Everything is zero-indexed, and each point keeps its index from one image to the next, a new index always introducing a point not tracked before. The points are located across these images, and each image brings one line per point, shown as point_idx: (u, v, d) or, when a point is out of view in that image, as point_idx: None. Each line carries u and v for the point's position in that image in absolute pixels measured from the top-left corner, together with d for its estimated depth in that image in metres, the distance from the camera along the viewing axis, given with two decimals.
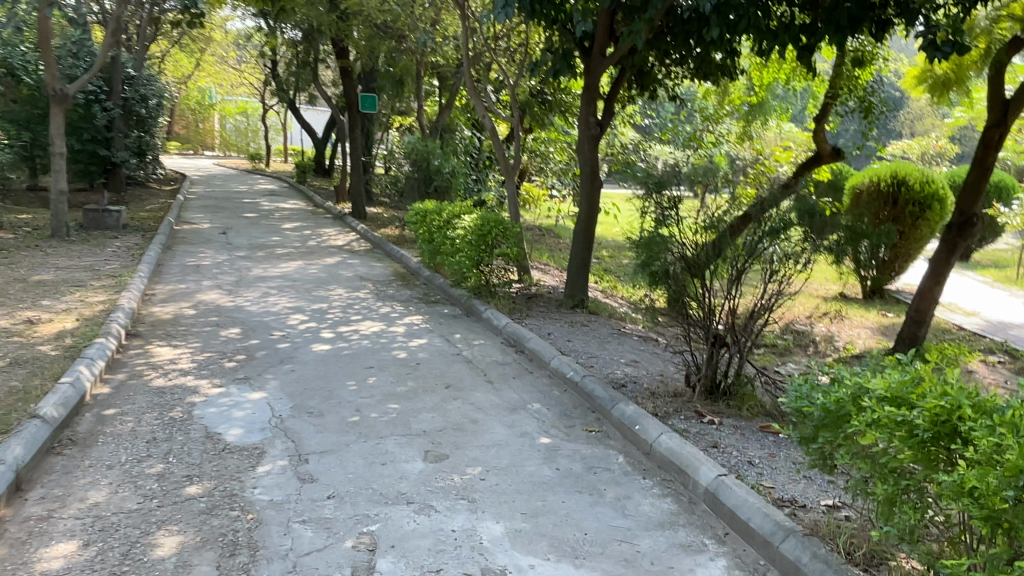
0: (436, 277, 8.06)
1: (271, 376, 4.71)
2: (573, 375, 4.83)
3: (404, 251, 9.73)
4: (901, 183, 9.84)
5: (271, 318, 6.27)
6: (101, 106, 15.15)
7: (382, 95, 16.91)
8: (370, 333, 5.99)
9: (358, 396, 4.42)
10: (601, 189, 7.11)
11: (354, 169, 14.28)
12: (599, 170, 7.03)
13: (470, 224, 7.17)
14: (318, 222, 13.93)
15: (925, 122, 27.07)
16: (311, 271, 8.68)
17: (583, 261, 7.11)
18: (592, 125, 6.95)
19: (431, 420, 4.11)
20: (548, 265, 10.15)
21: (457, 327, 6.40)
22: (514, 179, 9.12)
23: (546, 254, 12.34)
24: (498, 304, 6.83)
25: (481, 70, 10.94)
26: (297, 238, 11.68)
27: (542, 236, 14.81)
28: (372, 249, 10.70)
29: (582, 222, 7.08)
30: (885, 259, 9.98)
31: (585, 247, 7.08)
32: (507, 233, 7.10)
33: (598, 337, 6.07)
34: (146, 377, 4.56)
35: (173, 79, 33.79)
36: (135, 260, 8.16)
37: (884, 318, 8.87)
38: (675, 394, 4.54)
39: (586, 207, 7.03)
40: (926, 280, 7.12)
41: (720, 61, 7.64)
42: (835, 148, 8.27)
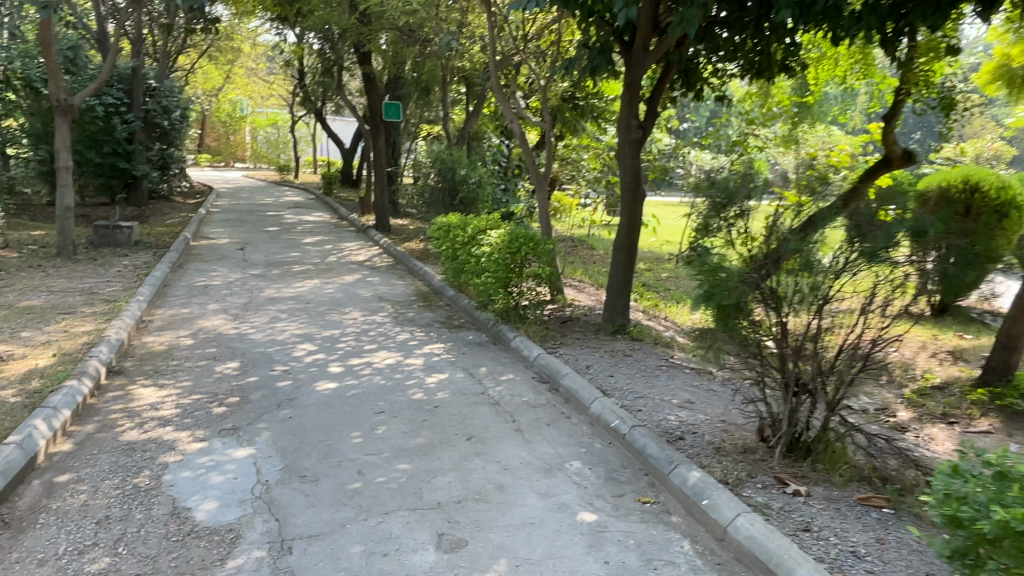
0: (460, 298, 7.35)
1: (263, 425, 4.03)
2: (618, 424, 4.07)
3: (428, 268, 9.06)
4: (975, 189, 8.91)
5: (276, 348, 5.61)
6: (121, 118, 14.83)
7: (408, 103, 16.38)
8: (384, 366, 5.28)
9: (362, 452, 3.70)
10: (644, 199, 6.29)
11: (379, 180, 13.70)
12: (642, 176, 6.24)
13: (498, 240, 6.45)
14: (341, 235, 13.38)
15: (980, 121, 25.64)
16: (327, 290, 8.04)
17: (625, 282, 6.32)
18: (632, 128, 6.18)
19: (449, 487, 3.37)
20: (583, 281, 9.38)
21: (483, 358, 5.67)
22: (547, 186, 8.30)
23: (579, 267, 11.59)
24: (530, 330, 6.07)
25: (510, 73, 10.29)
26: (317, 252, 11.11)
27: (576, 248, 14.03)
28: (395, 265, 10.06)
29: (623, 237, 6.29)
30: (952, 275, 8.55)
31: (627, 265, 6.29)
32: (538, 250, 6.36)
33: (644, 371, 5.30)
34: (117, 429, 3.90)
35: (203, 92, 33.81)
36: (138, 281, 7.60)
37: (963, 340, 7.97)
38: (745, 451, 3.77)
39: (627, 219, 6.24)
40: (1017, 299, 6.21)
41: (776, 55, 6.83)
42: (906, 151, 7.38)
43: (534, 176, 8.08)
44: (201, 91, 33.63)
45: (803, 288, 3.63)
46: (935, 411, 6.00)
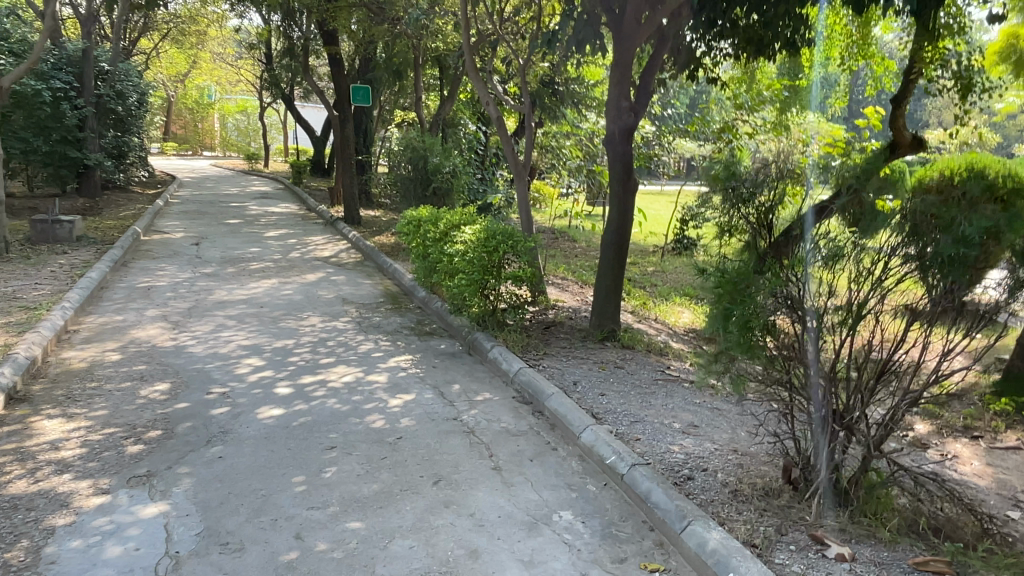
0: (432, 300, 6.65)
1: (185, 470, 3.32)
2: (614, 460, 3.41)
3: (398, 265, 8.34)
4: None
5: (216, 365, 4.88)
6: (70, 104, 13.87)
7: (379, 87, 15.55)
8: (341, 384, 4.58)
9: (303, 507, 3.01)
10: (636, 189, 5.59)
11: (347, 169, 12.91)
12: (632, 166, 5.57)
13: (472, 237, 5.74)
14: (307, 228, 12.59)
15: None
16: (285, 291, 7.30)
17: (614, 283, 5.65)
18: (624, 112, 5.49)
19: (408, 556, 2.69)
20: (567, 278, 8.73)
21: (455, 372, 4.98)
22: (525, 175, 7.33)
23: (560, 262, 10.93)
24: (510, 339, 5.38)
25: (486, 53, 9.56)
26: (279, 247, 10.33)
27: (556, 241, 13.36)
28: (363, 261, 9.32)
29: (612, 234, 5.61)
30: None
31: (616, 265, 5.64)
32: (516, 246, 5.66)
33: (638, 388, 4.64)
34: (1, 479, 3.18)
35: (167, 77, 32.51)
36: (70, 283, 6.81)
37: None
38: (768, 494, 3.15)
39: (616, 215, 5.56)
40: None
41: (779, 28, 6.18)
42: (916, 137, 6.80)
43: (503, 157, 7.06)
44: (166, 77, 32.44)
45: (831, 291, 3.02)
46: (953, 422, 5.45)
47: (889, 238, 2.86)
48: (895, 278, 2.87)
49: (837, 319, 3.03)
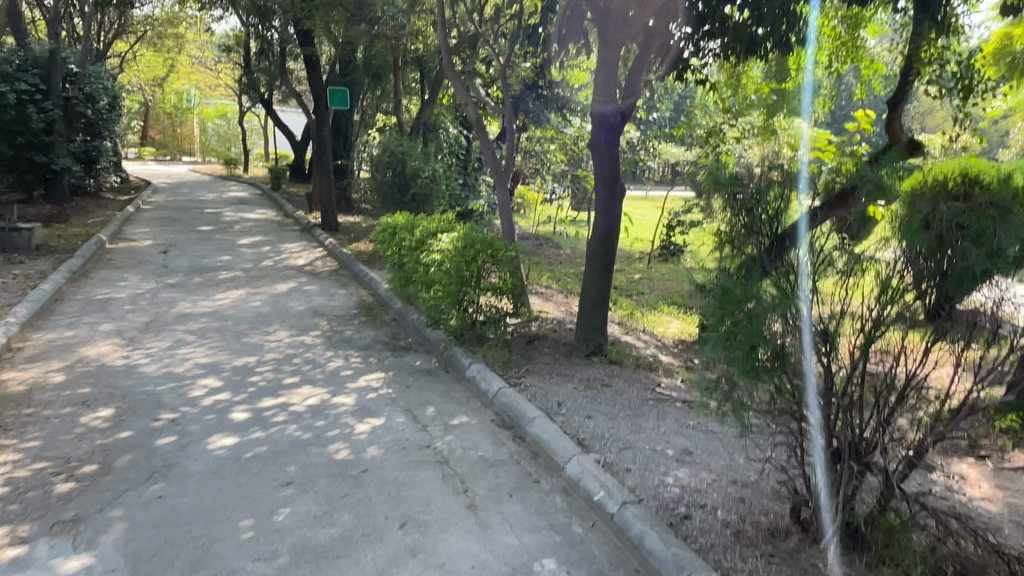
0: (408, 312, 6.29)
1: (119, 513, 2.94)
2: (602, 497, 3.08)
3: (374, 274, 7.97)
4: None
5: (169, 386, 4.49)
6: (35, 106, 13.37)
7: (359, 90, 15.16)
8: (304, 408, 4.20)
9: (249, 559, 2.65)
10: (623, 195, 5.25)
11: (324, 174, 12.51)
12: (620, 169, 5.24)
13: (449, 246, 5.38)
14: (283, 235, 12.18)
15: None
16: (254, 303, 6.91)
17: (601, 294, 5.32)
18: (610, 113, 5.15)
19: None
20: (550, 287, 8.39)
21: (431, 392, 4.63)
22: (508, 179, 6.94)
23: (544, 269, 10.61)
24: (489, 354, 5.00)
25: (466, 54, 9.22)
26: (252, 255, 9.93)
27: (539, 247, 13.03)
28: (339, 270, 8.94)
29: (598, 243, 5.28)
30: None
31: (603, 275, 5.31)
32: (496, 255, 5.30)
33: (627, 409, 4.31)
34: None
35: (143, 80, 31.85)
36: (21, 296, 6.37)
37: None
38: (774, 536, 2.85)
39: (603, 221, 5.22)
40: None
41: (772, 26, 5.89)
42: (912, 140, 6.53)
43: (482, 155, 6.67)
44: (143, 81, 31.80)
45: (844, 308, 2.72)
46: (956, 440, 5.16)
47: (896, 246, 2.56)
48: (911, 293, 2.54)
49: (853, 339, 2.71)
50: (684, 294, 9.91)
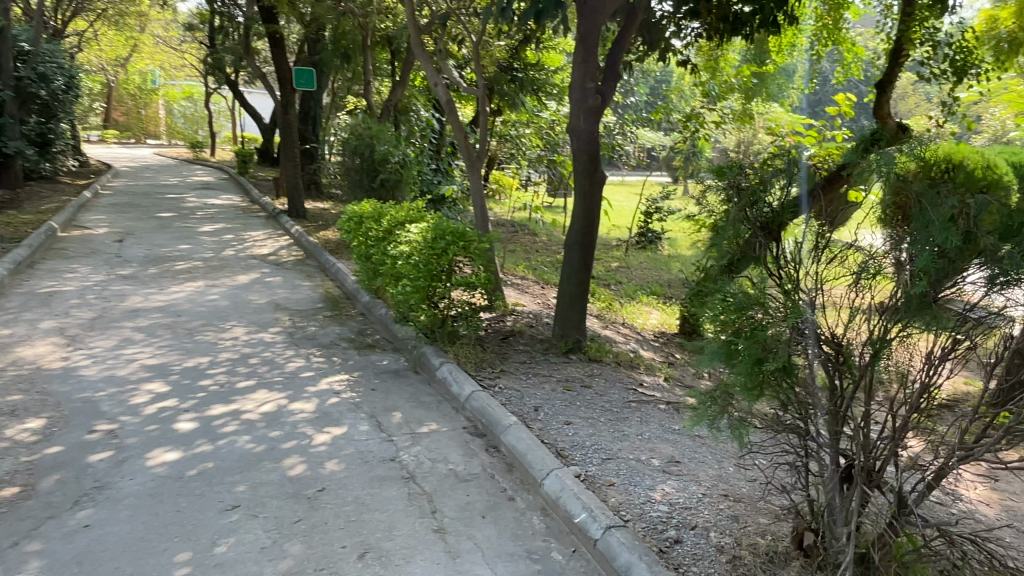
0: (376, 306, 5.94)
1: (36, 548, 2.59)
2: (583, 519, 2.80)
3: (341, 265, 7.58)
4: None
5: (110, 392, 4.11)
6: None
7: (327, 72, 14.63)
8: (258, 416, 3.86)
9: None
10: (603, 182, 4.94)
11: (290, 159, 12.03)
12: (600, 153, 4.90)
13: (418, 237, 5.02)
14: (247, 222, 11.71)
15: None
16: (211, 297, 6.51)
17: (579, 287, 5.02)
18: (590, 93, 4.79)
19: None
20: (526, 277, 8.08)
21: (398, 396, 4.30)
22: (483, 162, 6.48)
23: (519, 258, 10.29)
24: (462, 354, 4.66)
25: (437, 33, 8.81)
26: (213, 244, 9.47)
27: (515, 235, 12.70)
28: (304, 259, 8.53)
29: (577, 233, 4.95)
30: None
31: (581, 267, 5.00)
32: (468, 247, 4.96)
33: (608, 413, 4.02)
34: None
35: (105, 60, 30.76)
36: None
37: None
38: (773, 562, 2.59)
39: (582, 211, 4.90)
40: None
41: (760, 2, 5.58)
42: (900, 126, 6.31)
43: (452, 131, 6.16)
44: (104, 61, 30.73)
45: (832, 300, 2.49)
46: None
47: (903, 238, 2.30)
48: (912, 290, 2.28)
49: (861, 346, 2.43)
50: (663, 283, 9.67)
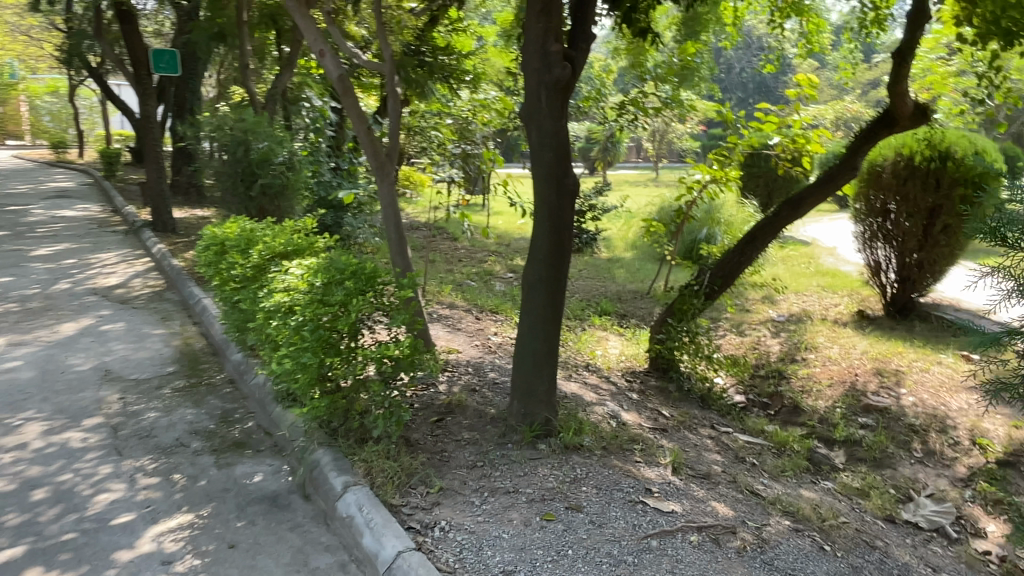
0: (251, 371, 4.17)
1: None
2: None
3: (208, 302, 5.71)
4: (945, 156, 7.10)
5: None
6: None
7: (202, 57, 12.42)
8: None
9: None
10: (577, 188, 3.38)
11: (153, 161, 9.87)
12: (570, 149, 3.34)
13: (302, 282, 3.27)
14: (101, 240, 9.52)
15: (857, 85, 25.05)
16: (8, 364, 4.54)
17: (549, 342, 3.47)
18: (555, 61, 3.21)
19: None
20: (454, 304, 6.49)
21: (270, 558, 2.60)
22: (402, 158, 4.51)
23: (441, 273, 8.71)
24: (378, 466, 2.95)
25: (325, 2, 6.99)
26: (45, 273, 7.34)
27: (432, 241, 10.99)
28: (163, 292, 6.58)
29: (541, 267, 3.38)
30: (917, 261, 7.51)
31: (551, 313, 3.44)
32: (380, 295, 3.27)
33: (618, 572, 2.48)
34: None
35: None
36: None
37: (967, 361, 5.94)
38: None
39: (548, 234, 3.35)
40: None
41: None
42: (918, 107, 5.02)
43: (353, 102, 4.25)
44: None
45: None
46: None
47: None
48: None
49: None
50: (611, 297, 8.25)
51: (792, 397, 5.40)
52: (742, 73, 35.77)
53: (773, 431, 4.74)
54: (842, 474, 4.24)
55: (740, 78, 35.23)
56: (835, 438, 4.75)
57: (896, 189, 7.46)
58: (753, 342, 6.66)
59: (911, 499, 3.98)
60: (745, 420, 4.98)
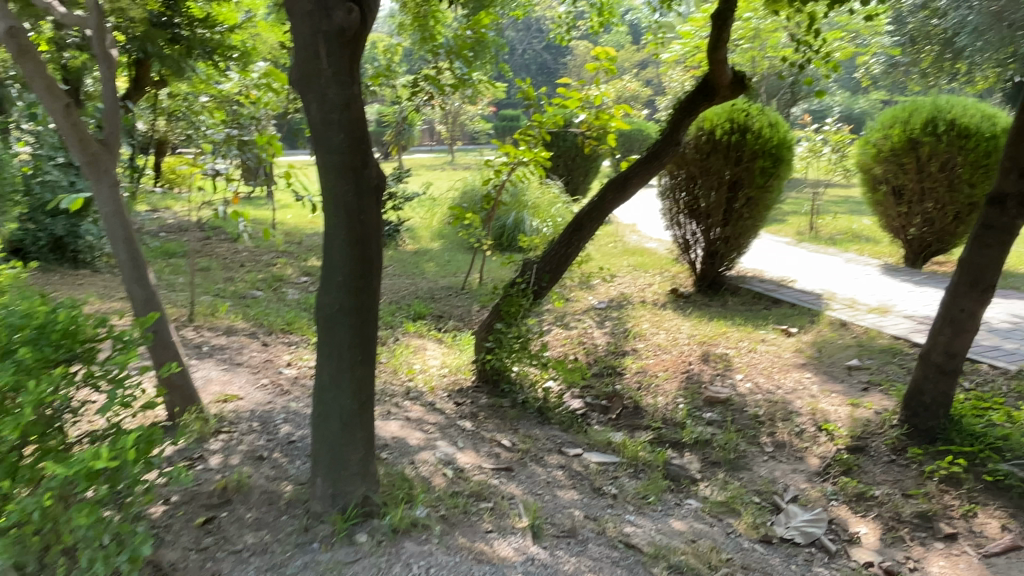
0: None
1: None
2: None
3: None
4: (743, 129, 7.09)
5: None
6: None
7: None
8: None
9: None
10: (380, 180, 2.47)
11: None
12: (367, 127, 2.41)
13: None
14: None
15: (631, 64, 26.20)
16: None
17: (360, 394, 2.54)
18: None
19: None
20: (233, 326, 5.24)
21: None
22: (122, 148, 3.22)
23: (218, 284, 7.28)
24: None
25: None
26: None
27: (205, 246, 9.34)
28: None
29: (341, 293, 2.44)
30: (723, 236, 7.49)
31: (360, 355, 2.51)
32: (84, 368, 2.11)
33: None
34: None
35: None
36: None
37: (789, 336, 5.87)
38: None
39: (347, 246, 2.41)
40: (944, 302, 3.98)
41: None
42: (735, 75, 4.70)
43: (35, 68, 2.88)
44: None
45: None
46: (903, 510, 3.46)
47: None
48: None
49: None
50: (423, 296, 7.37)
51: (631, 397, 4.88)
52: (525, 53, 36.30)
53: (622, 442, 4.16)
54: (703, 488, 3.77)
55: (526, 57, 35.78)
56: (685, 441, 4.31)
57: (699, 164, 7.34)
58: (580, 335, 6.13)
59: (779, 508, 3.61)
60: (588, 432, 4.37)
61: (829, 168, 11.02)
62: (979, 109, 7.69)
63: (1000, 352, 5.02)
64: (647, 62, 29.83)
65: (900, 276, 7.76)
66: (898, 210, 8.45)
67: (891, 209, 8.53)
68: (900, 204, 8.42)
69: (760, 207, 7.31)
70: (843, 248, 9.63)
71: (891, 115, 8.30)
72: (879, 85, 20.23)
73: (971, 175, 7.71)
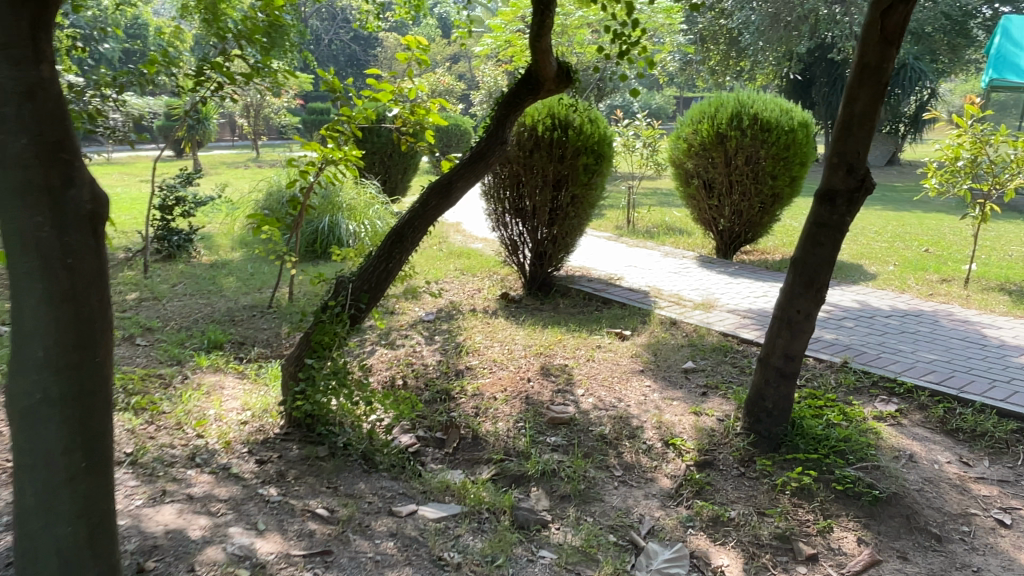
0: None
1: None
2: None
3: None
4: (564, 125, 6.83)
5: None
6: None
7: None
8: None
9: None
10: (99, 219, 1.82)
11: None
12: (68, 148, 1.74)
13: None
14: None
15: (443, 59, 25.79)
16: None
17: (91, 508, 1.87)
18: None
19: None
20: None
21: None
22: None
23: None
24: None
25: None
26: None
27: None
28: None
29: (47, 380, 1.76)
30: (550, 236, 7.21)
31: (85, 457, 1.84)
32: None
33: None
34: None
35: None
36: None
37: (625, 340, 5.65)
38: None
39: (52, 315, 1.75)
40: (778, 303, 3.85)
41: None
42: (559, 67, 4.32)
43: None
44: None
45: None
46: (762, 532, 3.26)
47: None
48: None
49: None
50: (221, 319, 6.34)
51: (468, 425, 4.35)
52: (331, 45, 34.69)
53: (463, 485, 3.61)
54: (554, 531, 3.32)
55: (332, 47, 34.15)
56: (530, 474, 3.82)
57: (521, 161, 6.96)
58: (406, 355, 5.50)
59: (638, 547, 3.23)
60: (423, 475, 3.76)
61: (642, 162, 11.26)
62: (777, 104, 8.07)
63: (821, 343, 5.13)
64: (458, 57, 29.56)
65: (716, 268, 7.97)
66: (709, 202, 8.69)
67: (703, 201, 8.76)
68: (711, 196, 8.65)
69: (583, 205, 7.12)
70: (660, 241, 9.83)
71: (699, 109, 8.49)
72: (676, 81, 21.45)
73: (773, 168, 8.08)
